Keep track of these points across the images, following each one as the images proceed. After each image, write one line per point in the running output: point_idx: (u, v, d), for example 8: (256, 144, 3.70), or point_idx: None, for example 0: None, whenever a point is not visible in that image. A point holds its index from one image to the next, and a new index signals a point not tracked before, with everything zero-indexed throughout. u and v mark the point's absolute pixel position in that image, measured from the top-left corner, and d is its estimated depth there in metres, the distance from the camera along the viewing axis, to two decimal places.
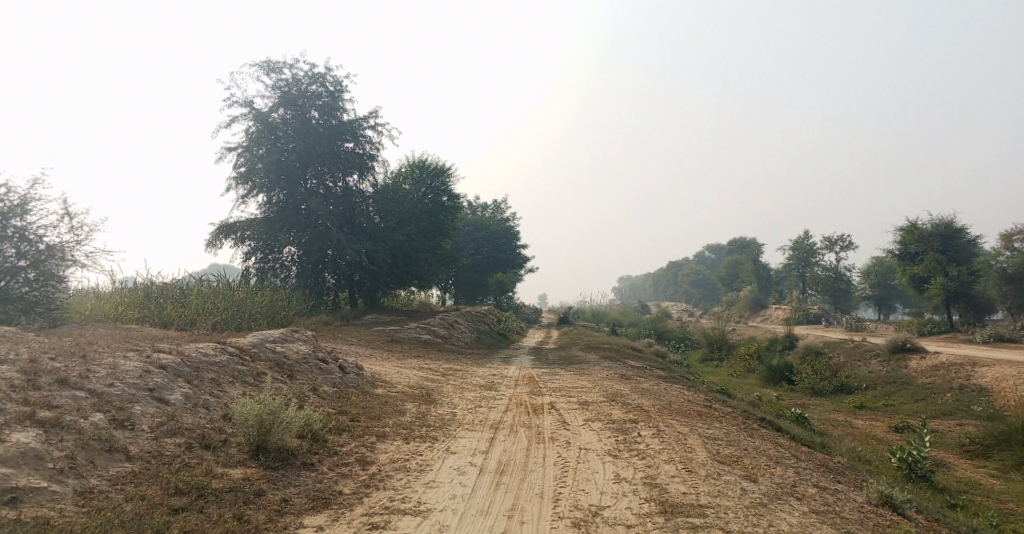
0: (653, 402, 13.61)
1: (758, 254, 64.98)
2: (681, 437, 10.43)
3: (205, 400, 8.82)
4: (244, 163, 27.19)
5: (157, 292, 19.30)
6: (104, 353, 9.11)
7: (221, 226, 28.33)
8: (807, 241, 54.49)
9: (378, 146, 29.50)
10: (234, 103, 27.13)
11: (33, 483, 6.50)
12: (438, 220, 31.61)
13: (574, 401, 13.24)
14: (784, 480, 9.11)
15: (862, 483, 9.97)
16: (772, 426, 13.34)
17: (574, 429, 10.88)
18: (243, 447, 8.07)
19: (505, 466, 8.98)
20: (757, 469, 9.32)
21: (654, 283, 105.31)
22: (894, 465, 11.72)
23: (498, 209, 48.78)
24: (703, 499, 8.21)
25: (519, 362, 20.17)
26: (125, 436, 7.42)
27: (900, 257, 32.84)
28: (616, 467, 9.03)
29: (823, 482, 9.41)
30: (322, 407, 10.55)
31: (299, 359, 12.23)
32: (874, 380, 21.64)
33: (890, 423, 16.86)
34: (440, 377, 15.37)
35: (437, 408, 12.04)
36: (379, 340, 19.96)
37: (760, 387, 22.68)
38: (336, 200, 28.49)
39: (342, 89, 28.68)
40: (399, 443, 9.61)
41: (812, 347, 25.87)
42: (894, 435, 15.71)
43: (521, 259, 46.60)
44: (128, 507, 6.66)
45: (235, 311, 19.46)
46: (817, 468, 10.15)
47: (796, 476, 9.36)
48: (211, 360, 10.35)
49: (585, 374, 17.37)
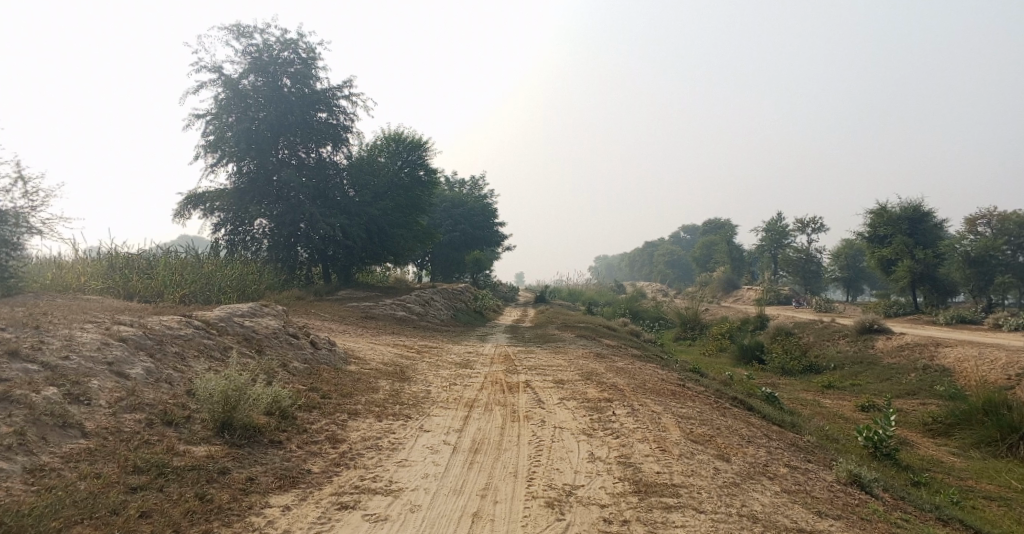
0: (628, 381, 13.52)
1: (732, 234, 65.38)
2: (655, 416, 10.34)
3: (168, 375, 8.51)
4: (214, 131, 26.45)
5: (122, 263, 18.78)
6: (62, 325, 8.75)
7: (190, 196, 27.65)
8: (780, 222, 54.88)
9: (352, 117, 28.90)
10: (203, 68, 26.36)
11: None
12: (414, 195, 31.17)
13: (548, 379, 13.10)
14: (757, 460, 9.06)
15: (832, 462, 9.95)
16: (744, 405, 13.32)
17: (549, 408, 10.74)
18: (207, 424, 7.80)
19: (479, 444, 8.81)
20: (731, 448, 9.25)
21: (629, 263, 105.61)
22: (861, 443, 11.71)
23: (475, 185, 48.36)
24: (678, 478, 8.12)
25: (494, 339, 20.01)
26: (81, 411, 7.11)
27: (870, 239, 33.11)
28: (591, 446, 8.90)
29: (795, 462, 9.37)
30: (291, 384, 10.28)
31: (269, 334, 11.93)
32: (843, 360, 21.83)
33: (857, 402, 16.99)
34: (413, 354, 15.16)
35: (410, 385, 11.84)
36: (353, 316, 19.66)
37: (732, 366, 22.79)
38: (309, 172, 27.90)
39: (315, 57, 28.01)
40: (371, 421, 9.40)
41: (783, 328, 26.03)
42: (862, 414, 15.84)
43: (498, 237, 46.35)
44: (82, 486, 6.37)
45: (204, 283, 19.03)
46: (789, 448, 10.11)
47: (769, 456, 9.31)
48: (175, 333, 10.02)
49: (560, 352, 17.27)
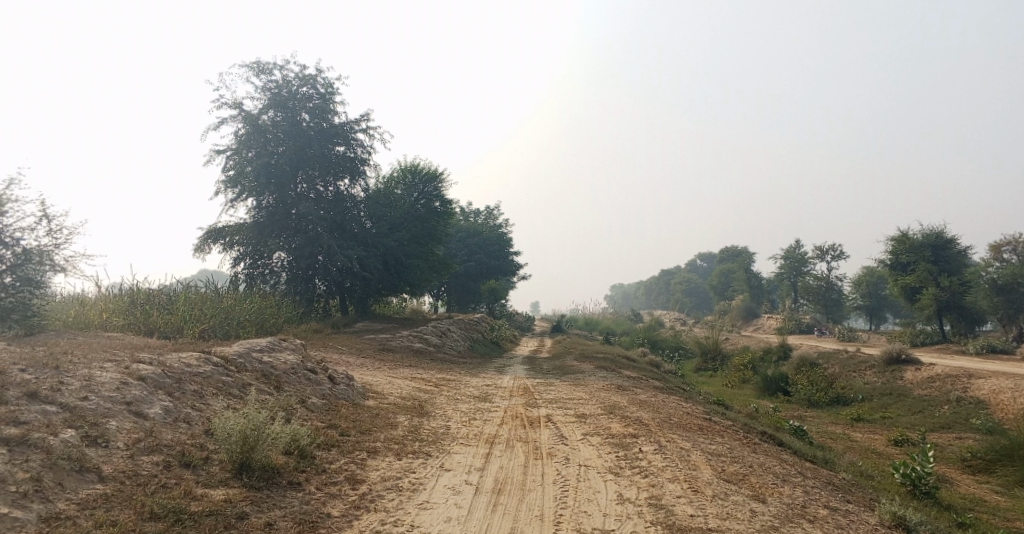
0: (652, 416, 13.22)
1: (750, 263, 64.88)
2: (684, 454, 10.04)
3: (187, 414, 8.37)
4: (234, 166, 26.69)
5: (143, 299, 18.82)
6: (80, 364, 8.65)
7: (210, 230, 27.83)
8: (799, 250, 54.41)
9: (369, 150, 29.07)
10: (223, 105, 26.70)
11: None
12: (430, 226, 31.17)
13: (570, 414, 12.83)
14: (794, 501, 8.73)
15: (871, 502, 9.59)
16: (774, 440, 12.96)
17: (573, 444, 10.47)
18: (225, 465, 7.62)
19: (502, 484, 8.56)
20: (766, 488, 8.94)
21: (645, 291, 105.00)
22: (898, 481, 11.35)
23: (491, 216, 48.37)
24: (712, 522, 7.82)
25: (513, 372, 19.75)
26: (98, 455, 6.96)
27: (893, 267, 32.65)
28: (618, 486, 8.63)
29: (833, 502, 9.03)
30: (310, 421, 10.11)
31: (287, 369, 11.79)
32: (870, 391, 21.34)
33: (889, 435, 16.54)
34: (432, 387, 14.94)
35: (430, 421, 11.61)
36: (371, 349, 19.51)
37: (756, 398, 22.34)
38: (328, 205, 27.99)
39: (334, 91, 28.31)
40: (391, 459, 9.18)
41: (806, 357, 25.54)
42: (894, 449, 15.39)
43: (513, 267, 46.22)
44: None
45: (223, 318, 19.00)
46: (826, 487, 9.78)
47: (806, 496, 8.98)
48: (194, 371, 9.91)
49: (580, 385, 16.98)
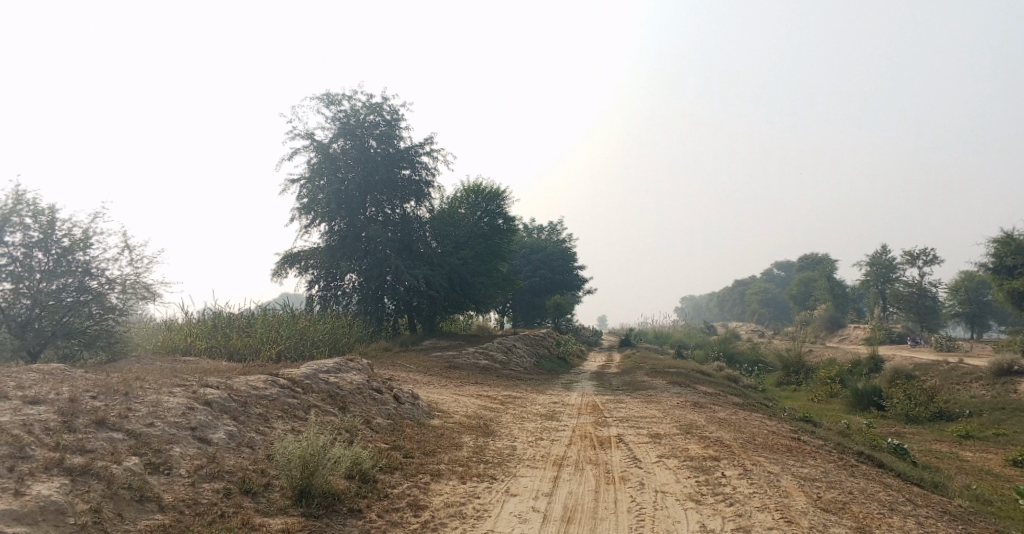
0: (733, 435, 12.54)
1: (831, 270, 62.34)
2: (772, 479, 9.37)
3: (250, 438, 8.32)
4: (307, 194, 27.27)
5: (224, 322, 19.27)
6: (149, 389, 8.67)
7: (286, 255, 28.50)
8: (886, 256, 51.98)
9: (434, 172, 29.19)
10: (296, 135, 27.38)
11: None
12: (494, 244, 31.00)
13: (644, 433, 12.27)
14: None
15: None
16: (874, 461, 12.43)
17: (647, 467, 9.94)
18: (286, 492, 7.48)
19: (572, 512, 8.13)
20: (872, 519, 8.19)
21: (719, 303, 102.41)
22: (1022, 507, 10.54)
23: (555, 230, 47.95)
24: None
25: (581, 388, 19.27)
26: (159, 483, 6.90)
27: (996, 270, 30.69)
28: (700, 515, 8.07)
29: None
30: (374, 443, 9.94)
31: (353, 390, 11.67)
32: (978, 406, 20.17)
33: (1004, 455, 15.64)
34: (498, 405, 14.64)
35: (496, 442, 11.27)
36: (438, 367, 19.39)
37: (845, 413, 21.18)
38: (395, 226, 28.21)
39: (399, 117, 28.61)
40: (455, 483, 8.87)
41: (900, 369, 24.04)
42: (1012, 470, 14.51)
43: (579, 281, 45.69)
44: None
45: (298, 339, 19.22)
46: (940, 517, 8.97)
47: (919, 529, 8.20)
48: (260, 394, 9.88)
49: (653, 402, 16.34)
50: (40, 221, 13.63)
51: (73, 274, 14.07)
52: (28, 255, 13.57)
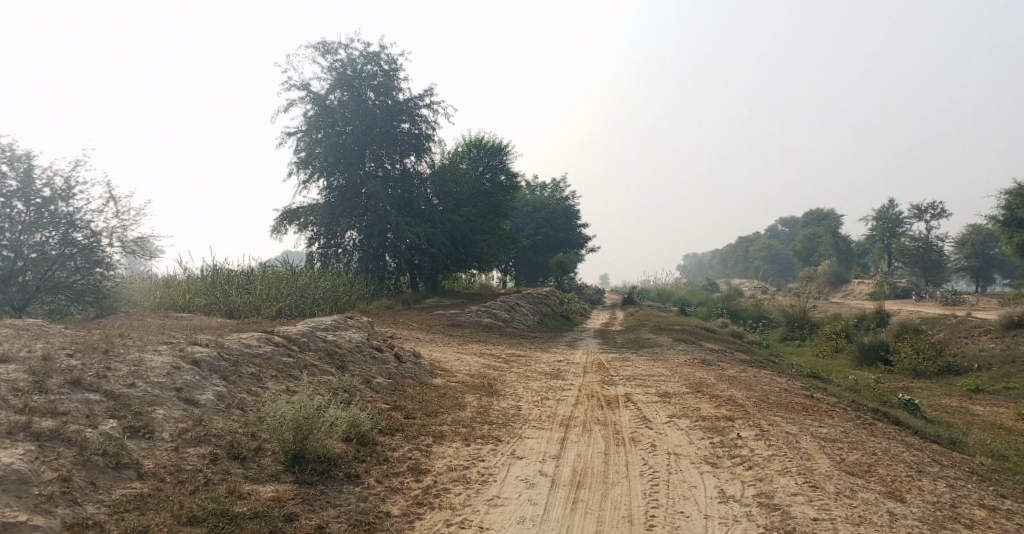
0: (747, 393, 12.10)
1: (837, 225, 61.60)
2: (791, 440, 8.98)
3: (241, 400, 7.86)
4: (305, 148, 26.50)
5: (223, 279, 18.79)
6: (134, 347, 8.15)
7: (285, 211, 27.86)
8: (892, 211, 51.33)
9: (434, 125, 28.35)
10: (291, 87, 26.52)
11: (10, 517, 5.42)
12: (496, 201, 30.29)
13: (653, 392, 11.82)
14: (936, 497, 7.56)
15: None
16: (890, 419, 12.01)
17: (658, 428, 9.49)
18: (278, 457, 7.04)
19: (582, 477, 7.70)
20: (902, 483, 7.76)
21: (722, 260, 101.71)
22: None
23: (558, 188, 47.12)
24: (841, 528, 6.75)
25: (585, 346, 18.85)
26: (140, 448, 6.44)
27: (1006, 223, 30.01)
28: (718, 480, 7.63)
29: (988, 500, 7.81)
30: (374, 403, 9.50)
31: (352, 348, 11.20)
32: (987, 360, 19.81)
33: (1016, 409, 15.27)
34: (502, 364, 14.18)
35: (500, 401, 10.82)
36: (440, 325, 18.94)
37: (852, 369, 20.82)
38: (395, 182, 27.51)
39: (397, 68, 27.68)
40: (458, 445, 8.42)
41: (908, 322, 23.62)
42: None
43: (583, 239, 45.07)
44: None
45: (299, 296, 18.75)
46: (970, 480, 8.60)
47: (952, 492, 7.79)
48: (254, 352, 9.40)
49: (660, 359, 15.90)
50: (17, 169, 13.00)
51: (56, 226, 13.49)
52: (7, 204, 12.95)
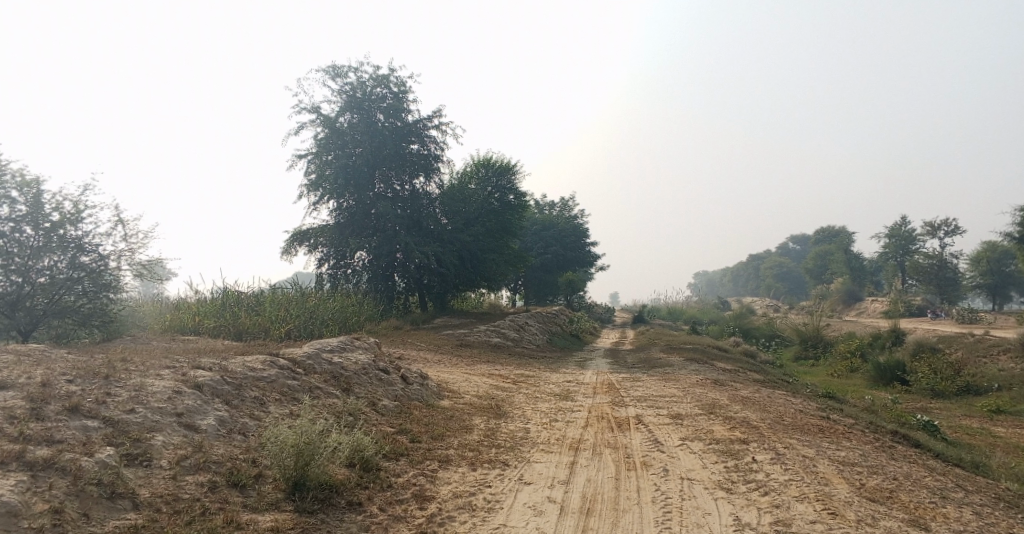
0: (761, 415, 11.84)
1: (849, 242, 61.19)
2: (808, 464, 8.73)
3: (243, 425, 7.69)
4: (315, 170, 26.57)
5: (233, 301, 18.72)
6: (135, 371, 8.02)
7: (295, 233, 27.85)
8: (905, 228, 50.93)
9: (443, 146, 28.37)
10: (302, 109, 26.65)
11: None
12: (505, 220, 30.17)
13: (664, 413, 11.57)
14: (961, 526, 7.39)
15: None
16: (908, 441, 11.72)
17: (670, 451, 9.25)
18: (279, 484, 6.87)
19: (592, 504, 7.47)
20: (925, 510, 7.60)
21: (733, 278, 101.19)
22: None
23: (567, 207, 47.02)
24: None
25: (596, 366, 18.60)
26: (136, 476, 6.28)
27: (1021, 240, 29.63)
28: (732, 507, 7.39)
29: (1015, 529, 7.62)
30: (380, 427, 9.32)
31: (358, 370, 11.03)
32: (1007, 379, 19.43)
33: None
34: (511, 385, 13.97)
35: (508, 424, 10.60)
36: (448, 345, 18.75)
37: (868, 389, 20.46)
38: (404, 203, 27.49)
39: (406, 89, 27.78)
40: (464, 470, 8.22)
41: (923, 341, 23.24)
42: None
43: (592, 258, 44.88)
44: None
45: (308, 317, 18.64)
46: (996, 505, 8.39)
47: (980, 521, 7.67)
48: (258, 375, 9.24)
49: (671, 380, 15.64)
50: (26, 194, 12.99)
51: (64, 250, 13.44)
52: (16, 229, 12.92)
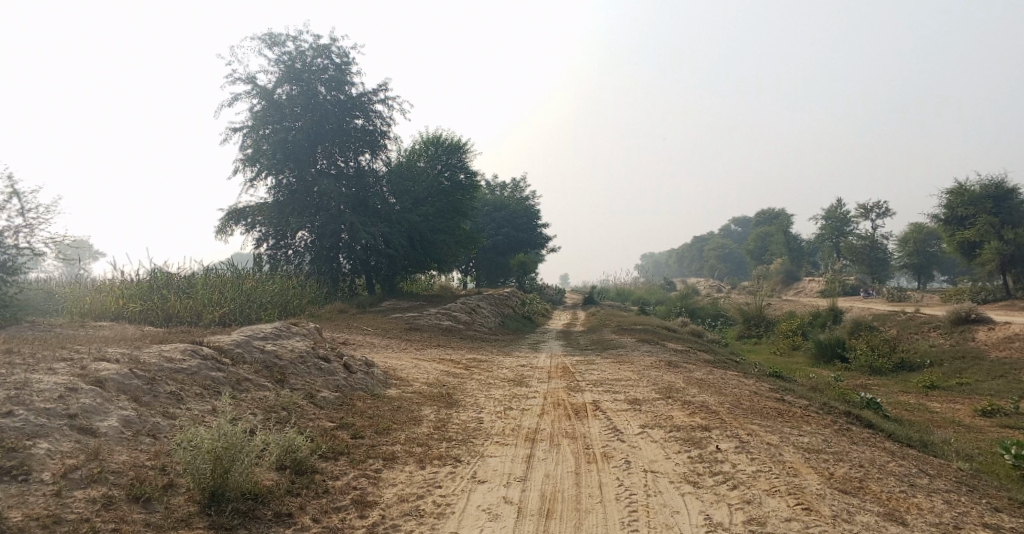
0: (719, 399, 11.37)
1: (788, 224, 62.25)
2: (775, 453, 8.24)
3: (154, 425, 6.78)
4: (251, 145, 25.12)
5: (163, 283, 17.39)
6: (24, 367, 7.01)
7: (231, 211, 26.35)
8: (840, 209, 51.85)
9: (389, 121, 27.18)
10: (236, 80, 25.13)
11: None
12: (455, 200, 29.17)
13: (622, 399, 10.96)
14: (937, 518, 7.00)
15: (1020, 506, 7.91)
16: (864, 422, 11.41)
17: (631, 441, 8.64)
18: (192, 496, 6.02)
19: (551, 503, 6.83)
20: (899, 501, 7.19)
21: (678, 259, 102.32)
22: (1010, 465, 9.89)
23: (517, 187, 46.20)
24: None
25: (548, 348, 18.00)
26: (7, 496, 5.42)
27: (947, 221, 30.16)
28: (701, 504, 6.86)
29: (989, 519, 7.29)
30: (318, 422, 8.45)
31: (294, 359, 10.08)
32: (939, 355, 19.56)
33: (973, 404, 14.92)
34: (461, 370, 13.19)
35: (460, 414, 9.83)
36: (396, 329, 17.85)
37: (809, 367, 20.40)
38: (349, 180, 26.30)
39: (349, 61, 26.47)
40: (411, 469, 7.44)
41: (861, 319, 23.39)
42: (984, 420, 13.74)
43: (542, 239, 44.27)
44: None
45: (244, 300, 17.49)
46: (963, 491, 8.06)
47: (952, 511, 7.28)
48: (176, 367, 8.25)
49: (625, 362, 15.11)
50: None
51: None
52: None
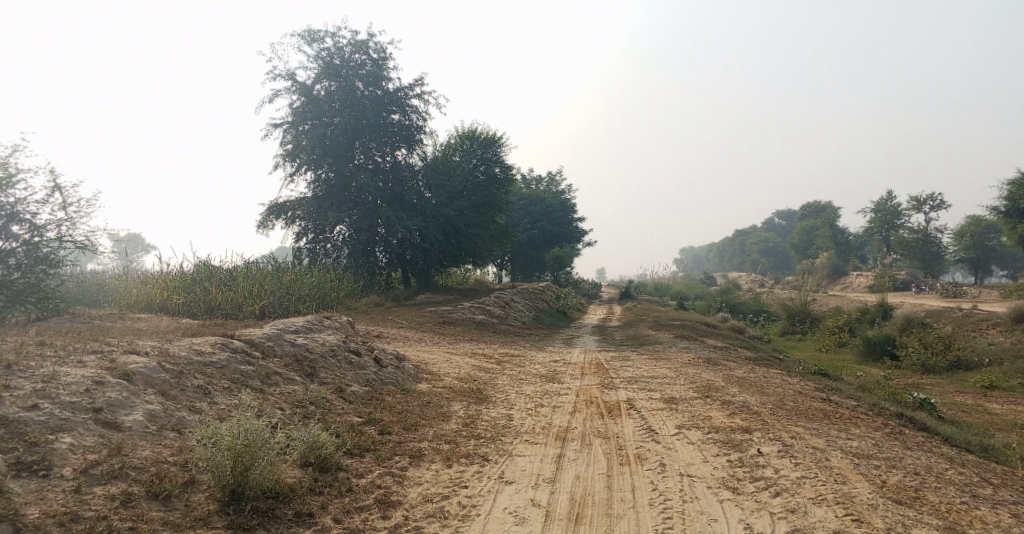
0: (760, 398, 10.94)
1: (835, 217, 60.66)
2: (821, 458, 7.83)
3: (178, 420, 6.71)
4: (291, 140, 25.24)
5: (205, 275, 17.53)
6: (53, 359, 7.01)
7: (271, 205, 26.56)
8: (890, 202, 50.30)
9: (426, 116, 27.08)
10: (276, 77, 25.26)
11: None
12: (490, 194, 28.99)
13: (658, 397, 10.61)
14: None
15: None
16: (917, 425, 10.84)
17: (667, 441, 8.31)
18: (213, 494, 5.94)
19: (581, 508, 6.56)
20: (959, 514, 6.74)
21: (719, 254, 100.67)
22: None
23: (554, 181, 45.81)
24: None
25: (583, 343, 17.67)
26: (26, 492, 5.42)
27: (1007, 215, 28.88)
28: (741, 512, 6.54)
29: None
30: (345, 417, 8.30)
31: (325, 353, 9.96)
32: (997, 354, 18.68)
33: None
34: (493, 365, 12.95)
35: (490, 410, 9.59)
36: (431, 323, 17.69)
37: (857, 365, 19.69)
38: (385, 175, 26.27)
39: (387, 56, 26.42)
40: (438, 468, 7.24)
41: (912, 315, 22.52)
42: None
43: (579, 233, 43.82)
44: None
45: (282, 293, 17.53)
46: None
47: (1017, 524, 6.80)
48: (205, 360, 8.18)
49: (662, 358, 14.71)
50: None
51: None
52: None
